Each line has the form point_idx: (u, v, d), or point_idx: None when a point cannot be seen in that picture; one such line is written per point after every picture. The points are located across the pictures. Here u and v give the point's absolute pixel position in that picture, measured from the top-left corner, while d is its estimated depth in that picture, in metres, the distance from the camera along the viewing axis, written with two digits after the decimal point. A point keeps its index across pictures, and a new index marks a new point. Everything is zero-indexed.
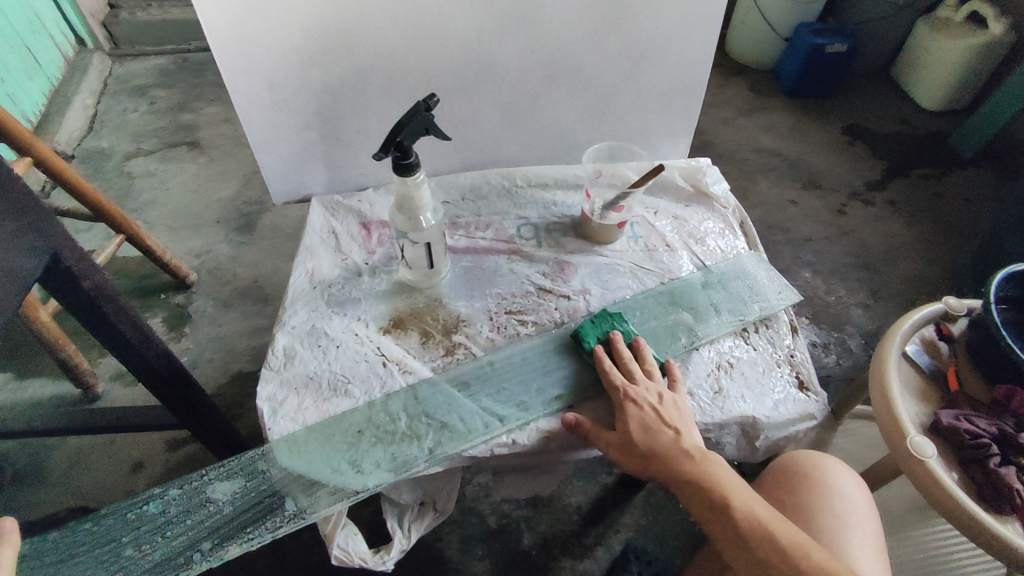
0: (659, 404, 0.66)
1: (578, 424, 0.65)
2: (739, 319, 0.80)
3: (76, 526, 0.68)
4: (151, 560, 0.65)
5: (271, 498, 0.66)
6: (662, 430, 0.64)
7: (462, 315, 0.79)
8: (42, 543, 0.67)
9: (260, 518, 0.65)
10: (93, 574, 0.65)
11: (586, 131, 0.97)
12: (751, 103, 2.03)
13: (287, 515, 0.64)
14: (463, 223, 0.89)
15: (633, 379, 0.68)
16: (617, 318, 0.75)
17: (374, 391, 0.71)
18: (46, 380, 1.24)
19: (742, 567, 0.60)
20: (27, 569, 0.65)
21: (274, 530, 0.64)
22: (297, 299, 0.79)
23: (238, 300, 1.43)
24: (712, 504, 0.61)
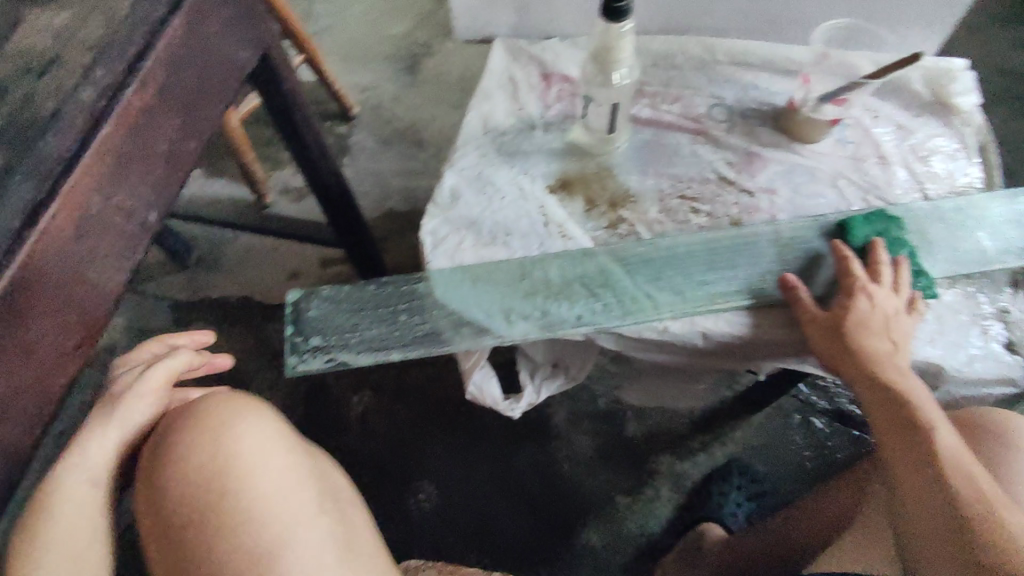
0: (893, 316, 0.60)
1: (793, 294, 0.63)
2: (956, 259, 0.68)
3: (359, 284, 0.68)
4: (423, 330, 0.66)
5: (528, 302, 0.67)
6: (881, 336, 0.59)
7: (632, 191, 0.74)
8: (331, 290, 0.68)
9: (521, 316, 0.66)
10: (375, 329, 0.66)
11: (816, 6, 0.82)
12: (1016, 10, 1.63)
13: (536, 318, 0.66)
14: (651, 92, 0.80)
15: (877, 282, 0.61)
16: (894, 223, 0.67)
17: (533, 249, 0.69)
18: (228, 182, 1.38)
19: (908, 489, 0.53)
20: (319, 312, 0.66)
21: (525, 332, 0.65)
22: (468, 141, 0.77)
23: (396, 140, 1.47)
24: (905, 423, 0.55)
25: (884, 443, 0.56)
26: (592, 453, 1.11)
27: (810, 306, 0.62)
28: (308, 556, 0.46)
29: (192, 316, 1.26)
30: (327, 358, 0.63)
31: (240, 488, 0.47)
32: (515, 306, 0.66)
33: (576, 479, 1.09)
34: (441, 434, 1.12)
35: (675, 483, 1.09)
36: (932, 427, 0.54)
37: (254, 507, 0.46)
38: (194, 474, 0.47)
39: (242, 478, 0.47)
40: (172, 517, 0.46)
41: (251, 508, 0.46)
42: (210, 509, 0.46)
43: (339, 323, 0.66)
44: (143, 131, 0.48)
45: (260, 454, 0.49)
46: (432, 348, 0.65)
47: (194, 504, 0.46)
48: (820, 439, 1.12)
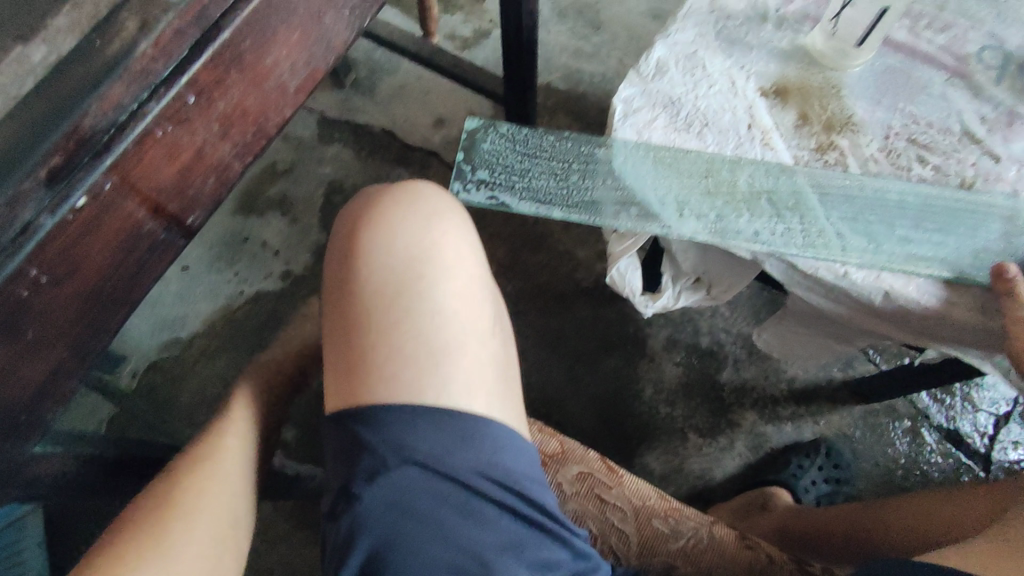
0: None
1: (1007, 287, 0.54)
2: None
3: (540, 133, 0.67)
4: (588, 196, 0.63)
5: (705, 202, 0.62)
6: None
7: (855, 118, 0.65)
8: (512, 132, 0.67)
9: (694, 215, 0.62)
10: (542, 181, 0.64)
11: None
12: None
13: (708, 222, 0.61)
14: (918, 12, 0.67)
15: None
16: None
17: (727, 148, 0.63)
18: (400, 12, 1.35)
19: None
20: (494, 148, 0.66)
21: (693, 232, 0.61)
22: (690, 15, 0.70)
23: (574, 14, 1.37)
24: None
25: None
26: (678, 386, 1.07)
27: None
28: (476, 361, 0.51)
29: (336, 134, 1.29)
30: (491, 194, 0.63)
31: (437, 281, 0.52)
32: (691, 203, 0.62)
33: (653, 404, 1.06)
34: (535, 317, 1.11)
35: (752, 442, 1.04)
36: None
37: (441, 301, 0.51)
38: (400, 253, 0.52)
39: (440, 274, 0.52)
40: (369, 280, 0.51)
41: (441, 302, 0.51)
42: (407, 286, 0.51)
43: (510, 165, 0.65)
44: None
45: (459, 260, 0.54)
46: (593, 215, 0.62)
47: (394, 278, 0.51)
48: (921, 451, 1.03)
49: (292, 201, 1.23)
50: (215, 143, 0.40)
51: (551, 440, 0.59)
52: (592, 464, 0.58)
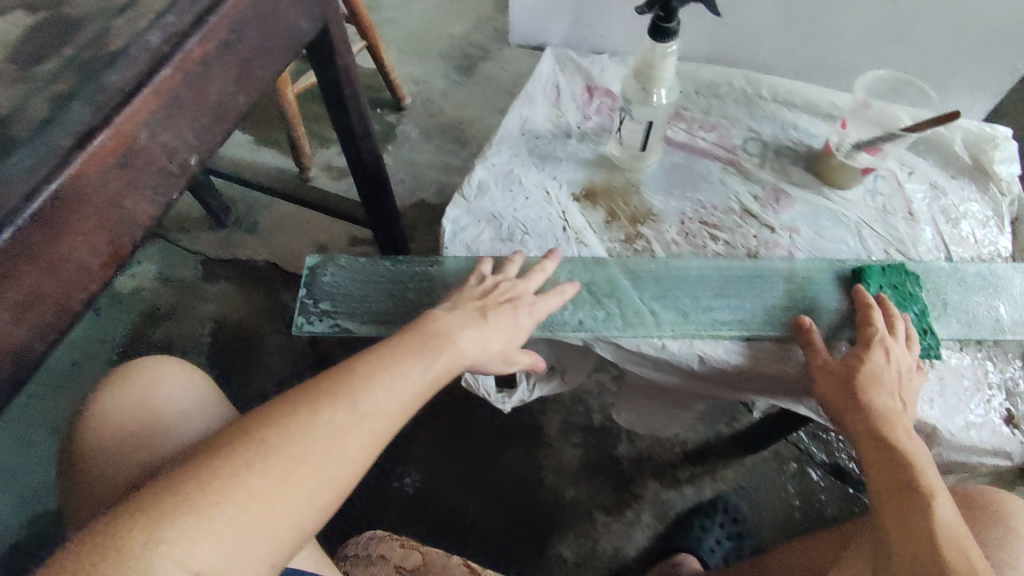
0: (903, 373, 0.60)
1: (806, 336, 0.63)
2: (995, 291, 0.71)
3: (378, 259, 0.72)
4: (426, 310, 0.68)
5: None
6: (887, 390, 0.58)
7: (654, 209, 0.75)
8: (354, 261, 0.72)
9: None
10: (382, 303, 0.69)
11: (864, 57, 0.80)
12: None
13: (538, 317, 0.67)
14: (689, 117, 0.81)
15: (892, 335, 0.62)
16: (910, 278, 0.68)
17: (547, 250, 0.71)
18: (275, 152, 1.43)
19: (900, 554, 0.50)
20: (336, 278, 0.71)
21: None
22: (505, 138, 0.80)
23: (439, 134, 1.49)
24: (904, 480, 0.53)
25: (879, 497, 0.54)
26: (579, 468, 1.09)
27: (821, 351, 0.62)
28: None
29: (218, 271, 1.30)
30: (333, 323, 0.67)
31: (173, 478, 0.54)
32: None
33: (558, 489, 1.07)
34: (433, 422, 1.13)
35: (658, 511, 1.06)
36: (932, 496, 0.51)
37: None
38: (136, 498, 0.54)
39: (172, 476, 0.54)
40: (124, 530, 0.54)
41: None
42: None
43: (351, 293, 0.70)
44: (198, 80, 0.53)
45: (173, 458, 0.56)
46: None
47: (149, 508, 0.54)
48: (812, 491, 1.08)
49: (176, 345, 1.22)
50: (8, 329, 0.43)
51: (413, 554, 0.61)
52: (452, 570, 0.59)
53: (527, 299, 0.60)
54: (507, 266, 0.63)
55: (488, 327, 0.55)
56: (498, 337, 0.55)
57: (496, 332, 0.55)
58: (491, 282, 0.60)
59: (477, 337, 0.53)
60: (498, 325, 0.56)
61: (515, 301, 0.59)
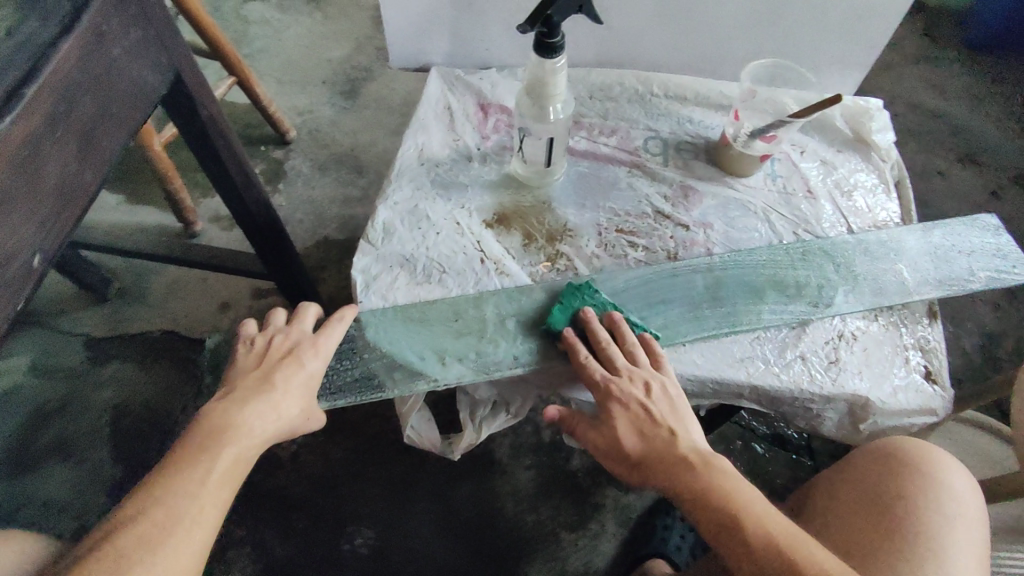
0: (645, 396, 0.59)
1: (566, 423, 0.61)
2: (894, 255, 0.74)
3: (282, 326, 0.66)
4: (348, 375, 0.63)
5: (461, 343, 0.64)
6: (648, 436, 0.57)
7: (570, 224, 0.73)
8: None
9: (461, 355, 0.64)
10: None
11: (744, 45, 0.82)
12: (924, 50, 1.77)
13: (471, 359, 0.63)
14: (587, 124, 0.80)
15: (613, 369, 0.61)
16: (584, 289, 0.66)
17: (467, 286, 0.68)
18: (153, 209, 1.30)
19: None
20: None
21: (461, 376, 0.62)
22: (403, 172, 0.75)
23: (334, 165, 1.41)
24: (726, 528, 0.51)
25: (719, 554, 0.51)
26: (536, 488, 1.06)
27: (584, 435, 0.60)
28: None
29: (109, 351, 1.16)
30: None
31: None
32: (451, 347, 0.64)
33: (518, 515, 1.04)
34: (377, 472, 1.06)
35: (620, 516, 1.05)
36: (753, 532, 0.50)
37: None
38: None
39: None
40: None
41: None
42: None
43: None
44: (24, 166, 0.47)
45: None
46: (358, 395, 0.61)
47: None
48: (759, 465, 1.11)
49: (69, 443, 1.07)
50: None
51: None
52: None
53: (308, 342, 0.60)
54: (274, 320, 0.63)
55: (277, 394, 0.55)
56: (293, 399, 0.56)
57: (291, 393, 0.56)
58: (263, 343, 0.60)
59: (263, 412, 0.54)
60: (287, 388, 0.56)
61: (295, 355, 0.59)
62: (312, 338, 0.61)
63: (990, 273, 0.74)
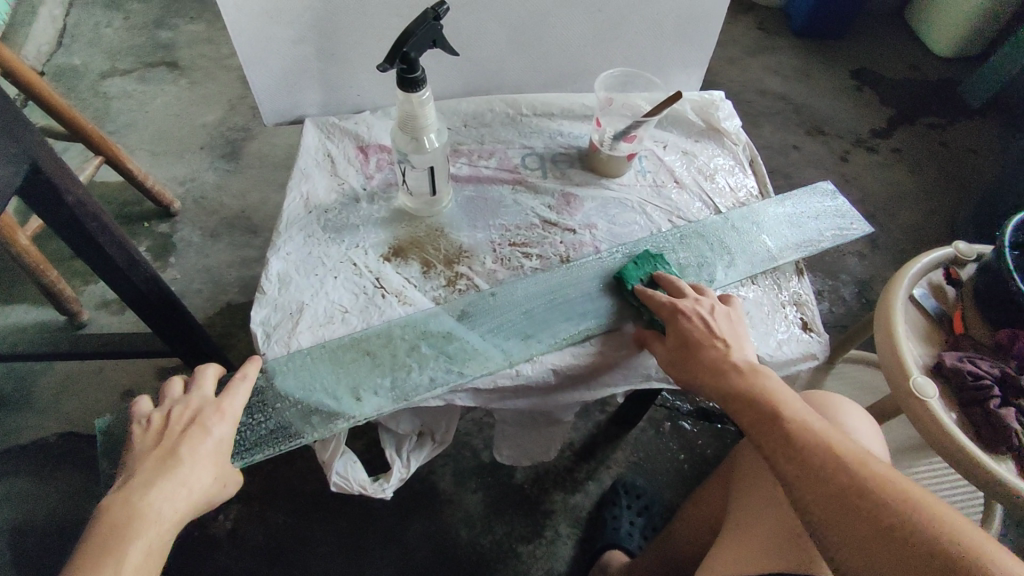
0: (710, 314, 0.64)
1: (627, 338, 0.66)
2: (758, 225, 0.83)
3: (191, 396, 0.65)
4: (263, 429, 0.62)
5: (375, 377, 0.65)
6: (711, 341, 0.62)
7: (464, 246, 0.76)
8: None
9: (377, 386, 0.64)
10: None
11: (596, 58, 0.89)
12: (760, 43, 1.98)
13: (387, 392, 0.64)
14: (466, 151, 0.85)
15: (681, 296, 0.67)
16: (659, 261, 0.74)
17: (373, 321, 0.69)
18: (29, 307, 1.21)
19: (793, 477, 0.53)
20: None
21: (379, 408, 0.63)
22: (292, 223, 0.75)
23: (225, 229, 1.37)
24: (767, 416, 0.57)
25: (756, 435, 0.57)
26: (485, 510, 1.07)
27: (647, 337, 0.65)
28: None
29: None
30: None
31: None
32: (365, 381, 0.64)
33: (473, 540, 1.04)
34: (321, 530, 1.03)
35: (571, 518, 1.07)
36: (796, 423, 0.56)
37: None
38: None
39: None
40: None
41: None
42: None
43: None
44: None
45: None
46: (274, 446, 0.61)
47: None
48: (690, 440, 1.18)
49: None
50: None
51: None
52: None
53: (210, 407, 0.58)
54: (170, 391, 0.60)
55: (184, 468, 0.53)
56: (204, 470, 0.54)
57: (200, 465, 0.54)
58: (160, 419, 0.57)
59: (173, 494, 0.51)
60: (195, 461, 0.54)
61: (198, 423, 0.57)
62: (212, 404, 0.59)
63: (837, 232, 0.85)
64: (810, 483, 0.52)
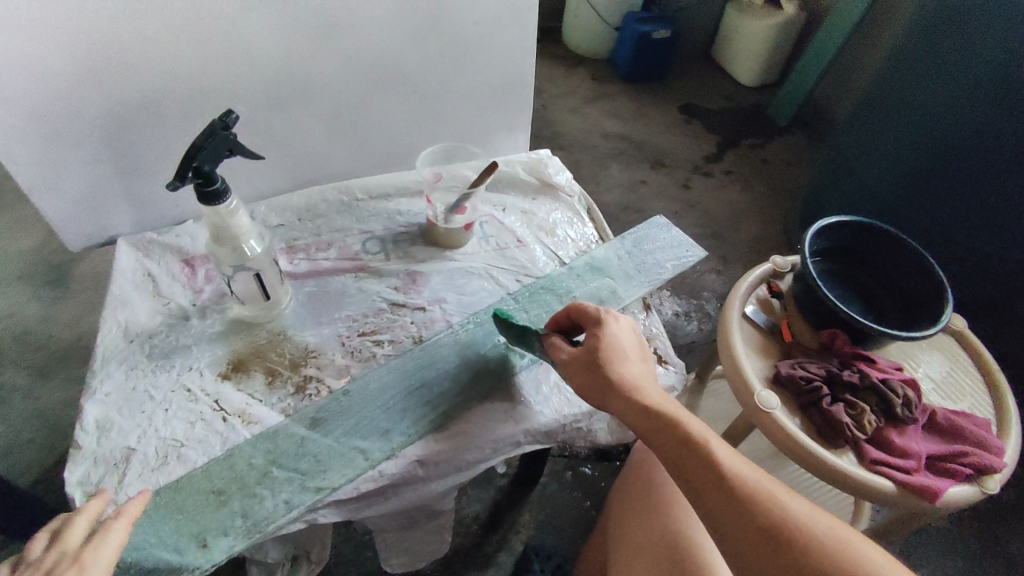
0: (630, 334, 0.65)
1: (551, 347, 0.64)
2: (602, 270, 0.86)
3: None
4: None
5: (222, 513, 0.58)
6: (630, 359, 0.62)
7: (311, 346, 0.72)
8: None
9: (226, 522, 0.57)
10: None
11: (420, 136, 0.92)
12: (595, 91, 2.14)
13: (238, 527, 0.57)
14: (302, 246, 0.82)
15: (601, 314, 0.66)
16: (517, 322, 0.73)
17: (213, 451, 0.63)
18: None
19: (714, 492, 0.53)
20: None
21: (230, 547, 0.56)
22: (110, 357, 0.68)
23: (59, 364, 1.22)
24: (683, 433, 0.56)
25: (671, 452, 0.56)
26: None
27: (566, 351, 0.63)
28: None
29: None
30: None
31: None
32: (211, 519, 0.58)
33: None
34: None
35: None
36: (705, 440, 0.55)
37: None
38: None
39: None
40: None
41: None
42: None
43: None
44: None
45: None
46: None
47: None
48: (592, 485, 1.18)
49: None
50: None
51: None
52: None
53: (70, 562, 0.47)
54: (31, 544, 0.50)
55: None
56: None
57: None
58: None
59: None
60: None
61: None
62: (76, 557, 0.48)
63: (677, 261, 0.89)
64: (724, 495, 0.52)
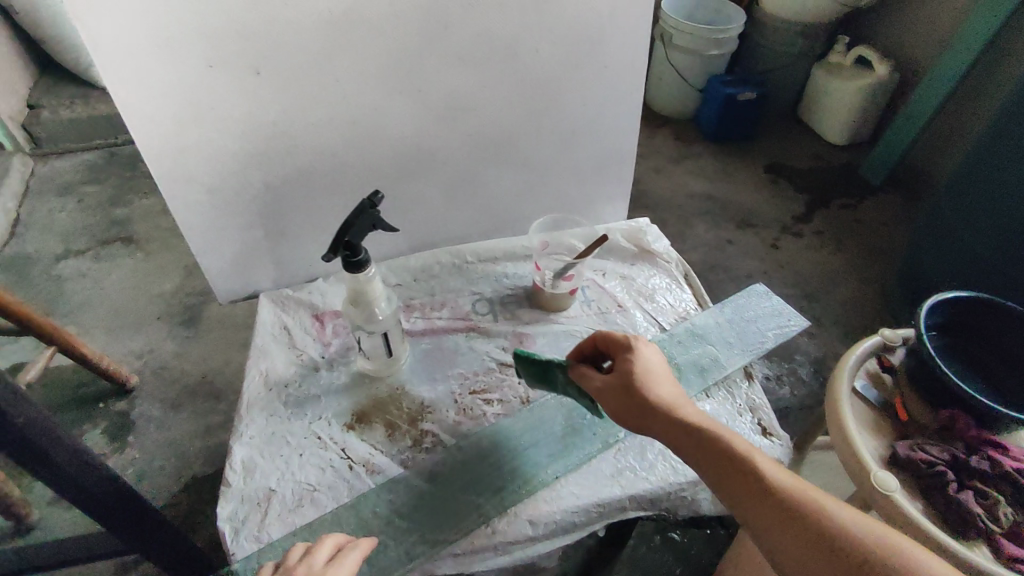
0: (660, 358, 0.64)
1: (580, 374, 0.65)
2: (703, 338, 0.87)
3: None
4: None
5: None
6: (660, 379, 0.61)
7: (426, 401, 0.77)
8: None
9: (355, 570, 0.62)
10: None
11: (527, 203, 0.98)
12: (680, 151, 2.17)
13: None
14: (418, 305, 0.89)
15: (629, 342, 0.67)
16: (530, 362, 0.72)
17: (343, 497, 0.68)
18: None
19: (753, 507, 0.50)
20: None
21: None
22: (254, 403, 0.76)
23: (186, 399, 1.34)
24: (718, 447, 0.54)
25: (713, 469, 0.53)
26: None
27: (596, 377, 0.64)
28: None
29: None
30: None
31: None
32: None
33: None
34: None
35: None
36: (748, 451, 0.53)
37: None
38: None
39: None
40: None
41: None
42: None
43: None
44: None
45: None
46: None
47: None
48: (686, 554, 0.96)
49: None
50: None
51: None
52: None
53: None
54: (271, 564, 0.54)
55: None
56: None
57: None
58: None
59: None
60: None
61: None
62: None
63: (778, 331, 0.89)
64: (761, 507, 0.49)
